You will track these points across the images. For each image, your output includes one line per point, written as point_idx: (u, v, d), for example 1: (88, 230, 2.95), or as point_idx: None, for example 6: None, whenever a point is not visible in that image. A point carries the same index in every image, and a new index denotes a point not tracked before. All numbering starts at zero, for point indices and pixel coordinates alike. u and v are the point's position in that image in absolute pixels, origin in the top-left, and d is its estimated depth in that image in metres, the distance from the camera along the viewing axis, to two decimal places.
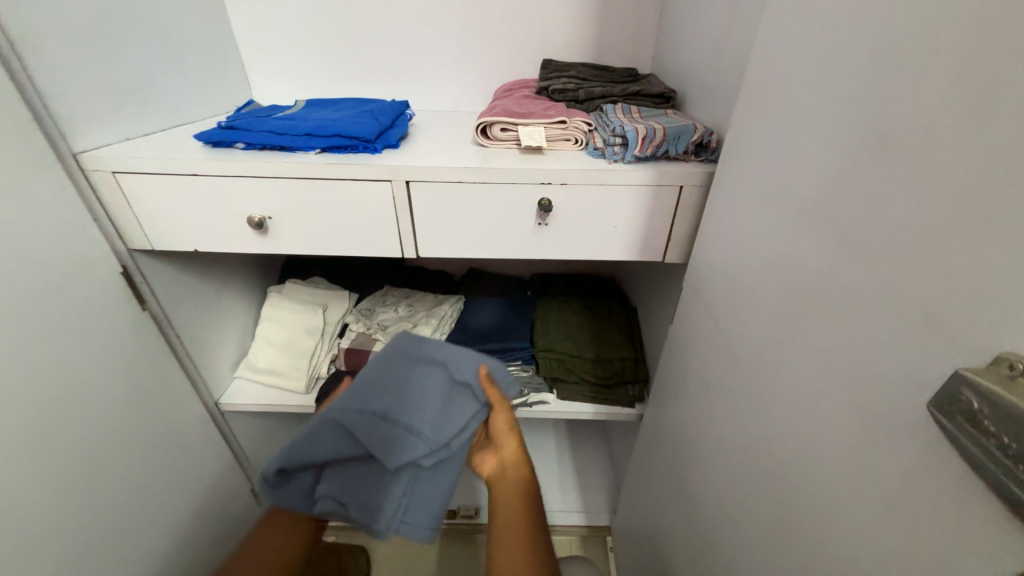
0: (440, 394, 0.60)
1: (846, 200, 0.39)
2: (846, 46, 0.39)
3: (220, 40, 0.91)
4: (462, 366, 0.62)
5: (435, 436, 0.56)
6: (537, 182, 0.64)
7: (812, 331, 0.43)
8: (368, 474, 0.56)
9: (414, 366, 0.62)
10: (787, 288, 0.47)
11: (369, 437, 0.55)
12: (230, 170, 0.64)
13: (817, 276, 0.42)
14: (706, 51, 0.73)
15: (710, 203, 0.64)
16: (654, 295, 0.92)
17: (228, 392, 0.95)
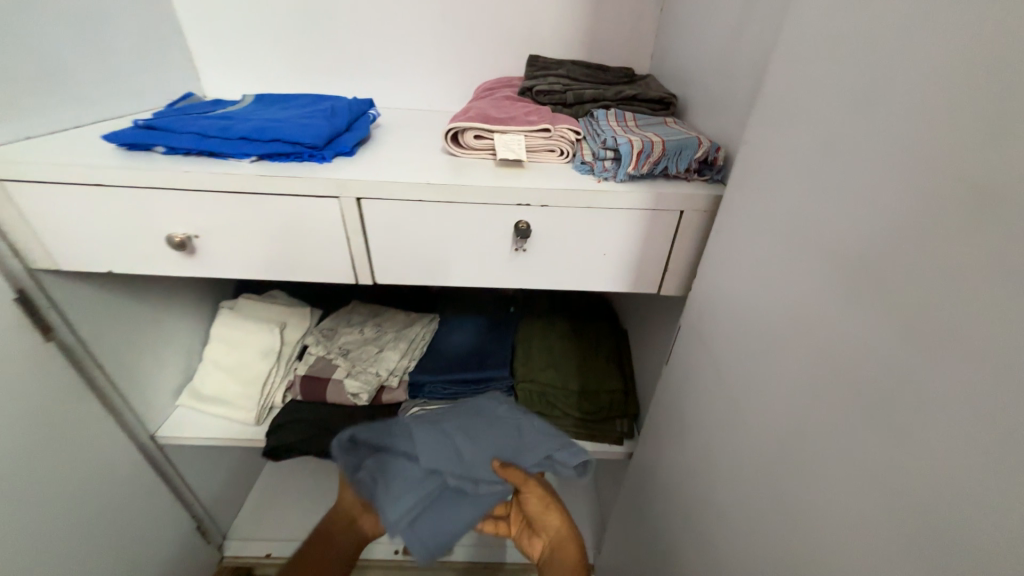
0: (497, 448, 0.67)
1: (905, 259, 0.30)
2: (911, 50, 0.29)
3: (157, 23, 0.79)
4: (529, 437, 0.70)
5: (477, 465, 0.65)
6: (514, 203, 0.54)
7: (844, 415, 0.34)
8: (400, 474, 0.64)
9: (490, 413, 0.74)
10: (811, 353, 0.38)
11: (432, 440, 0.66)
12: (145, 180, 0.54)
13: (856, 350, 0.33)
14: (713, 51, 0.63)
15: (713, 232, 0.55)
16: (647, 322, 0.83)
17: (167, 423, 0.84)
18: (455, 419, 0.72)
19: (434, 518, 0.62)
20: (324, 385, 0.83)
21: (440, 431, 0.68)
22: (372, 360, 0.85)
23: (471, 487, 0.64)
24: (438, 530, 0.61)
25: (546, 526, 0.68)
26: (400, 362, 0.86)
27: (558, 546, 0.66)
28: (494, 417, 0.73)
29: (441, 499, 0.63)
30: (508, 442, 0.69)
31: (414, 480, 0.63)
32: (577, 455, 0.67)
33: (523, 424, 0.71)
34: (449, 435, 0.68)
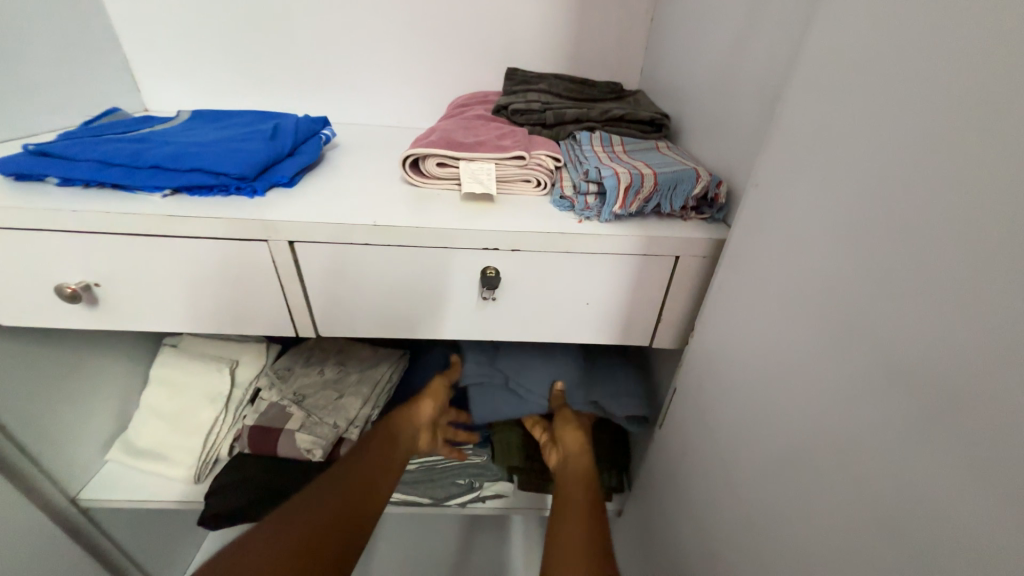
0: (566, 373, 0.72)
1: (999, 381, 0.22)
2: (999, 92, 0.22)
3: (88, 29, 0.69)
4: (600, 378, 0.73)
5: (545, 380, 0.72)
6: (479, 247, 0.46)
7: (904, 562, 0.26)
8: (481, 357, 0.74)
9: (577, 341, 0.75)
10: (857, 463, 0.30)
11: (515, 343, 0.74)
12: (30, 219, 0.44)
13: (918, 484, 0.26)
14: (710, 69, 0.55)
15: (714, 282, 0.47)
16: (641, 365, 0.74)
17: (93, 482, 0.73)
18: (544, 333, 0.76)
19: (489, 401, 0.72)
20: (273, 438, 0.73)
21: (525, 336, 0.75)
22: (331, 407, 0.76)
23: (528, 385, 0.71)
24: (489, 408, 0.72)
25: (568, 429, 0.69)
26: (362, 408, 0.77)
27: (570, 456, 0.66)
28: (579, 343, 0.74)
29: (495, 391, 0.73)
30: (579, 372, 0.73)
31: (484, 361, 0.74)
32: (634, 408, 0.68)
33: (601, 364, 0.73)
34: (531, 344, 0.74)
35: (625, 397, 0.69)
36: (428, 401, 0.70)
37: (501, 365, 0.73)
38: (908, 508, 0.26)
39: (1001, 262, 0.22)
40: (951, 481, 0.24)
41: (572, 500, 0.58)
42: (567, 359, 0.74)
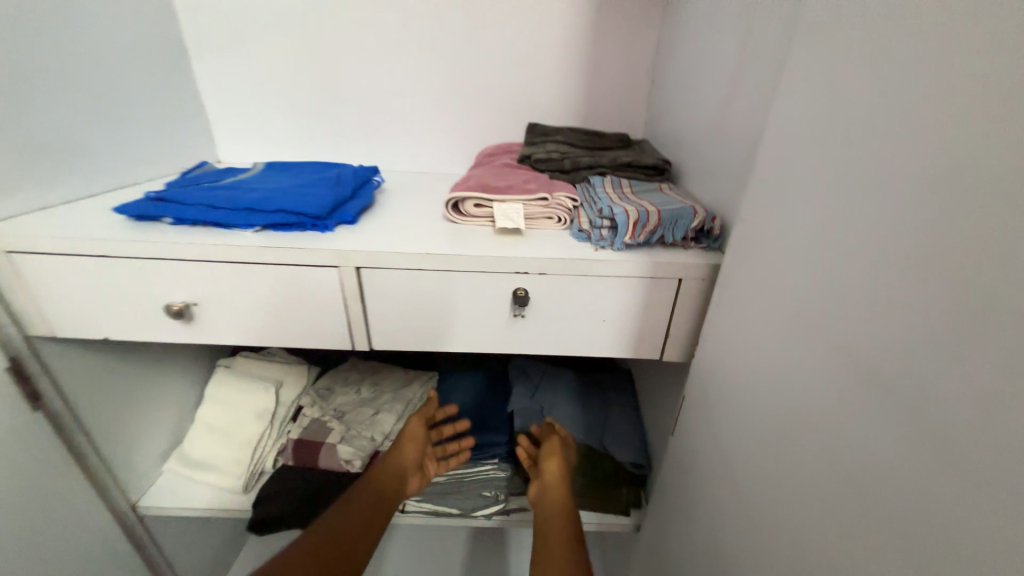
0: (590, 415, 0.84)
1: (905, 357, 0.29)
2: (890, 151, 0.31)
3: (182, 99, 0.84)
4: (616, 423, 0.83)
5: (575, 414, 0.83)
6: (512, 271, 0.55)
7: (860, 513, 0.32)
8: (526, 389, 0.88)
9: (601, 397, 0.88)
10: (826, 437, 0.36)
11: (555, 383, 0.88)
12: (149, 251, 0.55)
13: (864, 448, 0.32)
14: (704, 122, 0.65)
15: (714, 300, 0.54)
16: (654, 384, 0.80)
17: (151, 491, 0.80)
18: (577, 381, 0.90)
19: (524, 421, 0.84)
20: (315, 451, 0.79)
21: (563, 379, 0.89)
22: (368, 422, 0.83)
23: (557, 414, 0.83)
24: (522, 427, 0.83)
25: (550, 453, 0.71)
26: (396, 424, 0.83)
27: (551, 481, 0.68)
28: (603, 398, 0.88)
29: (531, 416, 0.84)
30: (599, 416, 0.84)
31: (527, 392, 0.87)
32: (634, 452, 0.79)
33: (616, 414, 0.85)
34: (566, 388, 0.88)
35: (629, 446, 0.80)
36: (409, 445, 0.72)
37: (540, 397, 0.86)
38: (865, 473, 0.32)
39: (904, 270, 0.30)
40: (892, 444, 0.30)
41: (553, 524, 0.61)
42: (590, 403, 0.87)
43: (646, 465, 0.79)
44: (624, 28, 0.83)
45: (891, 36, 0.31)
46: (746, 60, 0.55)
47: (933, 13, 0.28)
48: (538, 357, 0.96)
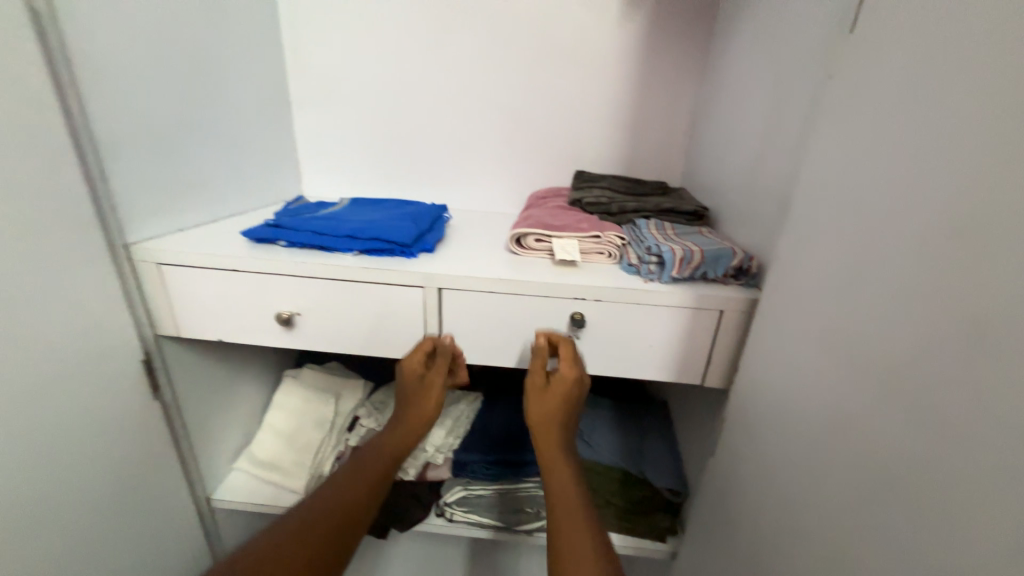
0: (628, 441, 0.87)
1: (926, 373, 0.35)
2: (909, 204, 0.38)
3: (284, 143, 0.98)
4: (654, 449, 0.86)
5: (614, 440, 0.87)
6: (572, 297, 0.63)
7: (894, 511, 0.37)
8: None
9: (638, 424, 0.92)
10: (858, 448, 0.41)
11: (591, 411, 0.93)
12: (268, 267, 0.66)
13: (896, 453, 0.38)
14: (739, 174, 0.74)
15: (752, 330, 0.60)
16: (690, 412, 0.84)
17: (223, 485, 0.88)
18: (614, 409, 0.94)
19: None
20: None
21: (598, 407, 0.93)
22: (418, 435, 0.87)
23: (595, 440, 0.87)
24: None
25: (544, 396, 0.65)
26: (446, 439, 0.89)
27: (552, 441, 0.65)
28: (640, 425, 0.91)
29: None
30: (636, 442, 0.88)
31: None
32: (672, 478, 0.81)
33: (654, 440, 0.88)
34: (601, 416, 0.92)
35: (669, 472, 0.82)
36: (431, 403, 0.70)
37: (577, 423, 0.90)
38: (897, 475, 0.37)
39: (925, 300, 0.36)
40: (919, 447, 0.36)
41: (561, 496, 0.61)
42: (627, 430, 0.90)
43: (684, 491, 0.81)
44: (663, 92, 0.95)
45: (899, 121, 0.40)
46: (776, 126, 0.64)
47: (930, 108, 0.37)
48: None
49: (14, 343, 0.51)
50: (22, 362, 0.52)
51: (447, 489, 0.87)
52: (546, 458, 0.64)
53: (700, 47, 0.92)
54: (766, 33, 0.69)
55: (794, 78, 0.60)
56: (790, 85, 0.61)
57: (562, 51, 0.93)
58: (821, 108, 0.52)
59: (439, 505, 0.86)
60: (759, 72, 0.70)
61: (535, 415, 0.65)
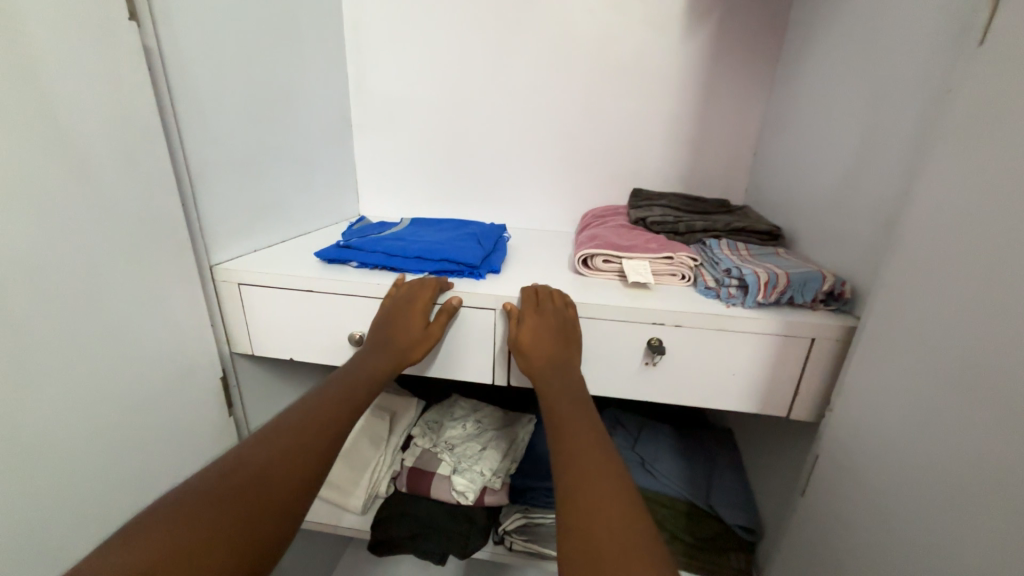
0: (693, 470, 0.83)
1: None
2: None
3: (346, 165, 1.02)
4: (722, 480, 0.81)
5: (679, 469, 0.82)
6: (649, 322, 0.60)
7: None
8: (623, 440, 0.88)
9: (702, 451, 0.87)
10: (990, 498, 0.37)
11: (650, 436, 0.89)
12: (342, 288, 0.67)
13: None
14: (820, 193, 0.70)
15: (850, 361, 0.56)
16: (763, 443, 0.79)
17: None
18: (674, 434, 0.90)
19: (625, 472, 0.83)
20: (429, 480, 0.85)
21: (657, 433, 0.89)
22: (475, 456, 0.86)
23: (658, 468, 0.82)
24: None
25: (523, 331, 0.60)
26: (503, 461, 0.87)
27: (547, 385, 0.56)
28: (705, 453, 0.86)
29: (632, 467, 0.84)
30: (702, 472, 0.83)
31: (623, 443, 0.87)
32: (745, 513, 0.76)
33: (720, 470, 0.83)
34: (662, 441, 0.87)
35: (742, 507, 0.76)
36: (410, 338, 0.62)
37: (637, 449, 0.86)
38: None
39: None
40: None
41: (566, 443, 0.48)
42: (691, 460, 0.85)
43: (757, 530, 0.75)
44: (729, 110, 0.93)
45: None
46: (869, 143, 0.61)
47: None
48: (627, 409, 0.97)
49: (114, 359, 0.53)
50: (120, 377, 0.54)
51: (505, 516, 0.85)
52: (547, 399, 0.54)
53: (768, 65, 0.89)
54: (854, 48, 0.67)
55: (896, 96, 0.57)
56: (889, 102, 0.58)
57: (625, 70, 0.92)
58: (937, 126, 0.48)
59: (497, 533, 0.84)
60: (846, 89, 0.67)
61: (522, 354, 0.60)
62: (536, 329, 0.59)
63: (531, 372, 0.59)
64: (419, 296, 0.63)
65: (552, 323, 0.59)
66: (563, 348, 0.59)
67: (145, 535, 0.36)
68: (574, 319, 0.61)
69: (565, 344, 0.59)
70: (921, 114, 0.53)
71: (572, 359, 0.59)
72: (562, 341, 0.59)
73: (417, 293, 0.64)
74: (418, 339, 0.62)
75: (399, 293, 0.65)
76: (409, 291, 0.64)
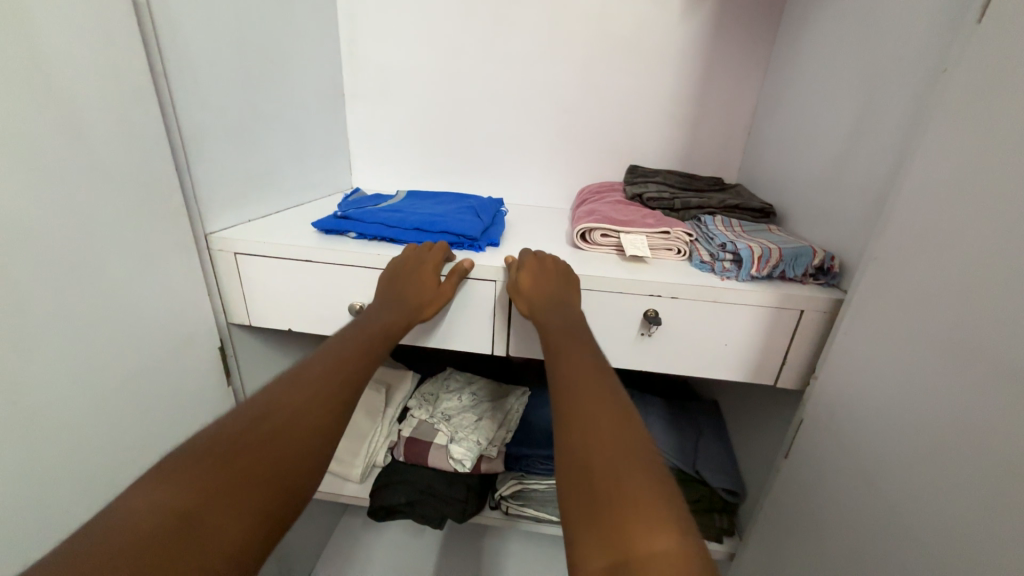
0: (681, 438, 0.86)
1: None
2: None
3: (338, 135, 0.99)
4: (708, 447, 0.85)
5: (668, 437, 0.86)
6: (647, 294, 0.62)
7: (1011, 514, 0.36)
8: None
9: (690, 420, 0.90)
10: (967, 452, 0.40)
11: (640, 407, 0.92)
12: (341, 259, 0.67)
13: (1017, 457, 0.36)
14: (814, 172, 0.72)
15: (836, 332, 0.59)
16: (747, 412, 0.83)
17: None
18: (663, 404, 0.93)
19: None
20: (427, 450, 0.86)
21: (646, 403, 0.92)
22: (472, 426, 0.88)
23: None
24: None
25: (525, 276, 0.62)
26: (498, 431, 0.89)
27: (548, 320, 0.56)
28: (692, 421, 0.90)
29: None
30: (690, 439, 0.87)
31: None
32: (728, 477, 0.80)
33: (706, 437, 0.87)
34: (651, 412, 0.91)
35: (726, 472, 0.81)
36: (419, 293, 0.63)
37: None
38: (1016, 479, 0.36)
39: None
40: None
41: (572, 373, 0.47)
42: (679, 428, 0.88)
43: (739, 492, 0.79)
44: (726, 87, 0.93)
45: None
46: (865, 120, 0.62)
47: None
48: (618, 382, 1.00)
49: (112, 328, 0.52)
50: (119, 347, 0.53)
51: (501, 483, 0.88)
52: (548, 332, 0.54)
53: (766, 43, 0.90)
54: (852, 26, 0.67)
55: (891, 76, 0.58)
56: (884, 82, 0.59)
57: (624, 44, 0.91)
58: (932, 104, 0.50)
59: (494, 499, 0.88)
60: (844, 67, 0.68)
61: (524, 300, 0.61)
62: (537, 276, 0.61)
63: (531, 312, 0.59)
64: (431, 255, 0.65)
65: (553, 273, 0.62)
66: (562, 291, 0.60)
67: (170, 473, 0.35)
68: (572, 272, 0.63)
69: (568, 292, 0.60)
70: (917, 91, 0.54)
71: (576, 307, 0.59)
72: (562, 287, 0.60)
73: (427, 254, 0.66)
74: (430, 297, 0.63)
75: (407, 252, 0.67)
76: (418, 250, 0.66)
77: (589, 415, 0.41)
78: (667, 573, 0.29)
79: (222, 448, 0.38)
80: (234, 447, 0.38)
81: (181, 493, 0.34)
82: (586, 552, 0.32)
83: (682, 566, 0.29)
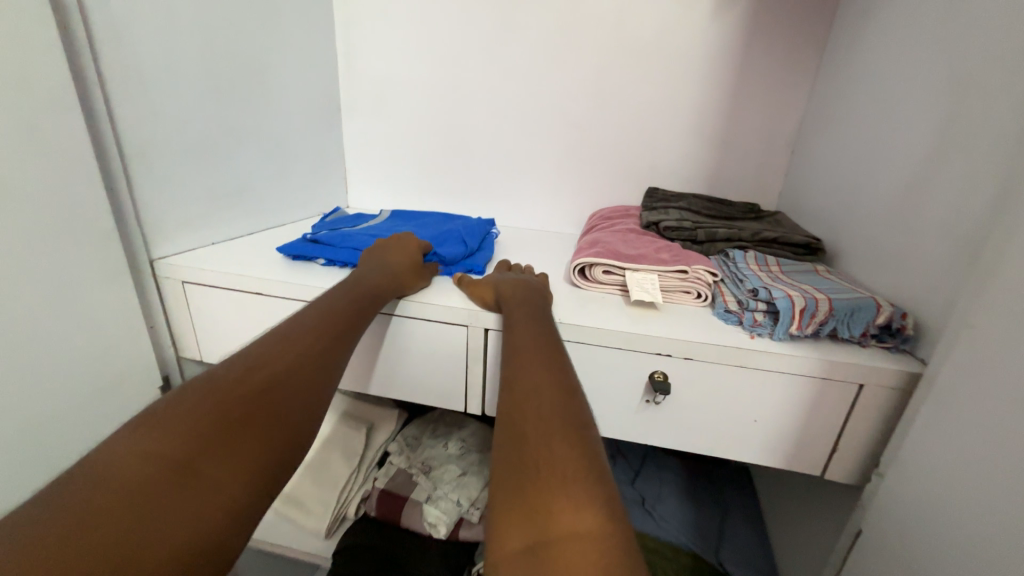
0: (701, 517, 0.71)
1: None
2: None
3: (331, 152, 0.93)
4: (733, 534, 0.70)
5: (686, 516, 0.71)
6: (653, 353, 0.49)
7: None
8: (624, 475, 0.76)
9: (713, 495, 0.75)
10: None
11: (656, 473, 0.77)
12: (298, 293, 0.58)
13: None
14: (877, 201, 0.58)
15: (910, 418, 0.44)
16: (788, 495, 0.68)
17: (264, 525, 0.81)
18: (684, 472, 0.78)
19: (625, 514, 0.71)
20: (400, 507, 0.76)
21: (663, 470, 0.78)
22: (454, 483, 0.77)
23: (661, 511, 0.71)
24: None
25: (481, 280, 0.59)
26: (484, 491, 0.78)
27: (517, 304, 0.51)
28: (716, 496, 0.75)
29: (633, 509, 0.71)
30: (712, 520, 0.71)
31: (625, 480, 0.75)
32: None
33: (731, 521, 0.72)
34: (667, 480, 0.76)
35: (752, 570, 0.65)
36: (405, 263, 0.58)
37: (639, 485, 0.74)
38: None
39: None
40: None
41: (528, 356, 0.41)
42: (699, 504, 0.73)
43: None
44: (764, 100, 0.80)
45: None
46: (953, 134, 0.47)
47: None
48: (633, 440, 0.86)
49: (23, 370, 0.45)
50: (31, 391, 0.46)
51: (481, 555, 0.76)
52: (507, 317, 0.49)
53: (814, 49, 0.76)
54: (928, 20, 0.53)
55: (988, 78, 0.44)
56: (979, 86, 0.45)
57: (644, 52, 0.80)
58: None
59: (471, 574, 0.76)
60: (918, 69, 0.54)
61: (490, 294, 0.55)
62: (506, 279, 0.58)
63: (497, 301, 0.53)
64: (408, 242, 0.63)
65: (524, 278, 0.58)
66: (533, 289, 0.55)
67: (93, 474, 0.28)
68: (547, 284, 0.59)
69: (542, 290, 0.55)
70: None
71: (544, 299, 0.53)
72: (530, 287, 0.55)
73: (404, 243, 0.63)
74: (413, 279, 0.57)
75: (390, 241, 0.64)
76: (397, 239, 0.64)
77: (529, 395, 0.35)
78: (583, 557, 0.24)
79: (199, 422, 0.32)
80: (209, 421, 0.33)
81: (145, 475, 0.28)
82: (497, 530, 0.27)
83: (599, 547, 0.24)
